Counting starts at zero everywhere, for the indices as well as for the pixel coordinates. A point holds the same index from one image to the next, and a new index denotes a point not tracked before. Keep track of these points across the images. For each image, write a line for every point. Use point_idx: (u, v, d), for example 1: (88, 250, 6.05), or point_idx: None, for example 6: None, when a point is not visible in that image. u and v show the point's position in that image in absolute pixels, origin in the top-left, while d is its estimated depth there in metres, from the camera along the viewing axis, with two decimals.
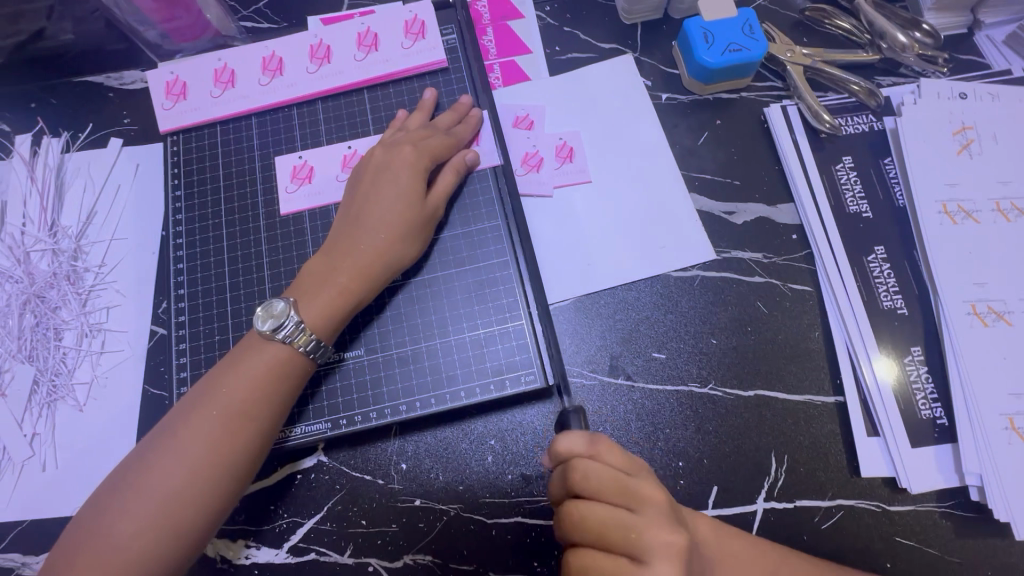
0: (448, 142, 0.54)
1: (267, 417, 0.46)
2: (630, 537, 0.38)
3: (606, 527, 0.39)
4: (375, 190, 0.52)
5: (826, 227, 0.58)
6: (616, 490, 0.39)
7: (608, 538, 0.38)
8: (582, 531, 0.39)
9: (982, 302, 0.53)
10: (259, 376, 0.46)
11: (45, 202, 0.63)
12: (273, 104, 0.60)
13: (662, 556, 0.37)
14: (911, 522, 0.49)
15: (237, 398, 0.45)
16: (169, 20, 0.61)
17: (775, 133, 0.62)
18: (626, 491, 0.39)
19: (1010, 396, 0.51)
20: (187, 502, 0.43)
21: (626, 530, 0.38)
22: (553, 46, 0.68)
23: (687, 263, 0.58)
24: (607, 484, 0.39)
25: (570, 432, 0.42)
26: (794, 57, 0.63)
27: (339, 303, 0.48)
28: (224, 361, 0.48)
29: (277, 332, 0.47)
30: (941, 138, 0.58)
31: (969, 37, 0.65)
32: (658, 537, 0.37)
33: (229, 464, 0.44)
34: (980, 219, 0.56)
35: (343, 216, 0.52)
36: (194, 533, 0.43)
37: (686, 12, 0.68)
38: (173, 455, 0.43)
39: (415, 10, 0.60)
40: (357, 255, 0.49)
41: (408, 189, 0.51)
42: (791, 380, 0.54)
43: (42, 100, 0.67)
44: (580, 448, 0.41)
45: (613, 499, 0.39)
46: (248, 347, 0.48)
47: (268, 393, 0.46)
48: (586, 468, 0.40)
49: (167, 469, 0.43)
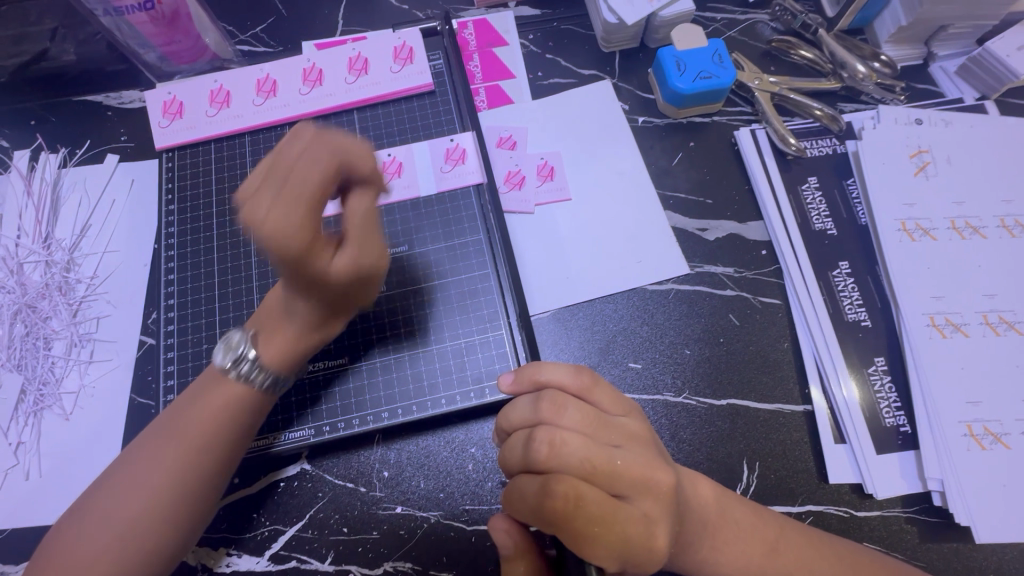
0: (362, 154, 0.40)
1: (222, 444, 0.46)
2: (616, 464, 0.38)
3: (588, 455, 0.38)
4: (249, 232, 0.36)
5: (794, 244, 0.61)
6: (596, 421, 0.41)
7: (594, 467, 0.38)
8: (562, 458, 0.38)
9: (940, 315, 0.56)
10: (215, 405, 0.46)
11: (41, 215, 0.64)
12: (266, 123, 0.62)
13: (647, 489, 0.38)
14: (877, 528, 0.51)
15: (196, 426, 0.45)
16: (168, 43, 0.64)
17: (745, 155, 0.65)
18: (608, 427, 0.41)
19: (968, 404, 0.53)
20: (154, 526, 0.43)
21: (612, 456, 0.38)
22: (536, 72, 0.72)
23: (662, 276, 0.61)
24: (589, 416, 0.41)
25: (558, 367, 0.44)
26: (762, 84, 0.67)
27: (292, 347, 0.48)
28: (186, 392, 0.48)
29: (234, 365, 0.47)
30: (899, 160, 0.62)
31: (924, 67, 0.70)
32: (645, 472, 0.38)
33: (196, 487, 0.45)
34: (936, 236, 0.59)
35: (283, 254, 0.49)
36: (164, 553, 0.44)
37: (661, 42, 0.72)
38: (138, 482, 0.44)
39: (403, 37, 0.64)
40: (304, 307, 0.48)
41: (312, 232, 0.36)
42: (762, 390, 0.56)
43: (42, 118, 0.69)
44: (568, 381, 0.43)
45: (594, 433, 0.40)
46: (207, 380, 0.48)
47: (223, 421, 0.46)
48: (567, 401, 0.41)
49: (132, 497, 0.43)
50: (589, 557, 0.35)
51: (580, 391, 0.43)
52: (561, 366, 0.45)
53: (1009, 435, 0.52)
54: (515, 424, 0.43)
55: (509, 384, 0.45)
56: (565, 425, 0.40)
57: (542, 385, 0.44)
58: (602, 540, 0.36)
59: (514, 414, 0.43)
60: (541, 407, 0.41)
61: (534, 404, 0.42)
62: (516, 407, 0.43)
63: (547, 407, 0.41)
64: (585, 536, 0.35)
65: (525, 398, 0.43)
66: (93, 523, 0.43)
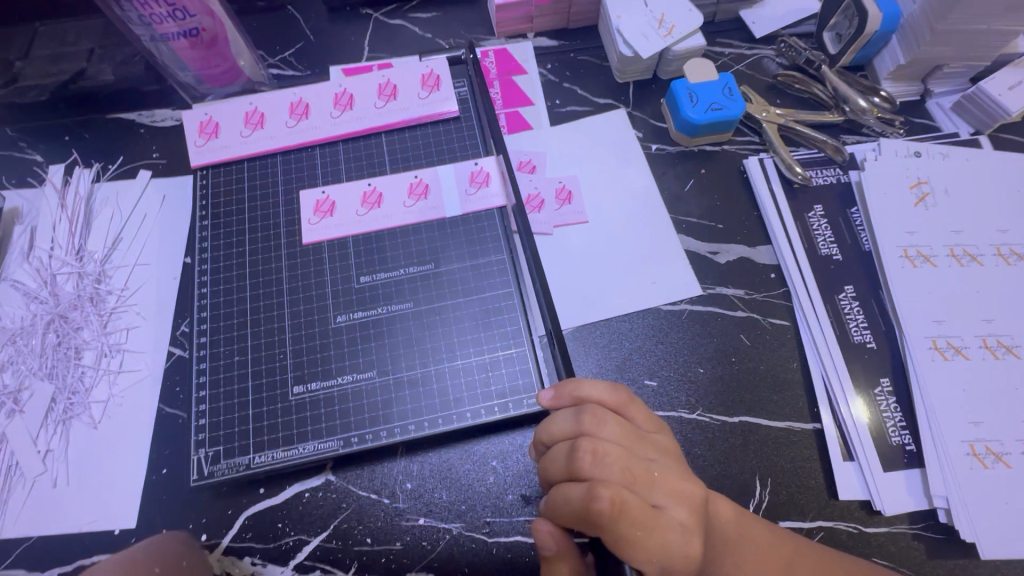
0: None
1: None
2: (653, 475, 0.41)
3: (628, 466, 0.41)
4: None
5: (801, 268, 0.64)
6: (634, 435, 0.43)
7: (635, 477, 0.40)
8: (604, 467, 0.40)
9: (942, 338, 0.59)
10: None
11: (74, 228, 0.66)
12: (298, 144, 0.65)
13: (681, 498, 0.40)
14: (886, 544, 0.53)
15: None
16: (206, 67, 0.66)
17: (754, 182, 0.68)
18: (643, 441, 0.43)
19: (970, 424, 0.55)
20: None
21: (650, 468, 0.41)
22: (554, 100, 0.75)
23: (676, 297, 0.63)
24: (627, 429, 0.43)
25: (595, 382, 0.46)
26: (769, 116, 0.71)
27: None
28: None
29: None
30: (900, 190, 0.65)
31: (921, 103, 0.74)
32: (679, 485, 0.41)
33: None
34: (936, 263, 0.62)
35: None
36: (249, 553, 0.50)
37: (673, 74, 0.76)
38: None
39: (431, 65, 0.67)
40: None
41: None
42: (773, 408, 0.58)
43: (76, 134, 0.72)
44: (606, 397, 0.45)
45: (631, 446, 0.42)
46: None
47: None
48: (607, 415, 0.43)
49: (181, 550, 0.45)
50: (630, 560, 0.38)
51: (617, 407, 0.45)
52: (599, 382, 0.46)
53: (1009, 455, 0.54)
54: (556, 437, 0.44)
55: (548, 400, 0.47)
56: (605, 437, 0.42)
57: (581, 399, 0.45)
58: (641, 545, 0.38)
59: (554, 427, 0.45)
60: (582, 419, 0.43)
61: (575, 416, 0.43)
62: (557, 420, 0.44)
63: (587, 420, 0.43)
64: (627, 540, 0.38)
65: (564, 412, 0.44)
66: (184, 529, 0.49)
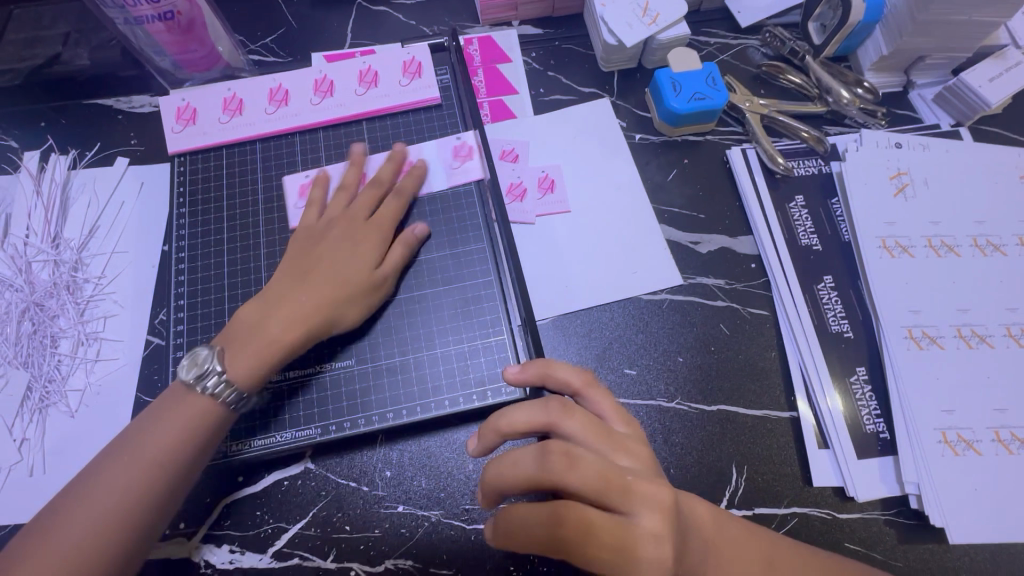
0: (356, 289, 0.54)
1: (177, 472, 0.48)
2: (627, 480, 0.40)
3: (601, 471, 0.40)
4: (298, 287, 0.54)
5: (782, 258, 0.64)
6: (604, 433, 0.43)
7: (608, 483, 0.39)
8: (576, 474, 0.40)
9: (917, 328, 0.59)
10: (179, 430, 0.49)
11: (50, 216, 0.65)
12: (277, 131, 0.64)
13: (656, 504, 0.39)
14: (858, 529, 0.54)
15: (156, 449, 0.48)
16: (183, 52, 0.65)
17: (736, 172, 0.69)
18: (612, 436, 0.43)
19: (943, 413, 0.56)
20: (159, 478, 0.47)
21: (624, 474, 0.40)
22: (538, 88, 0.75)
23: (657, 287, 0.63)
24: (596, 427, 0.43)
25: (567, 367, 0.48)
26: (753, 106, 0.71)
27: (266, 355, 0.51)
28: (155, 409, 0.51)
29: (200, 381, 0.50)
30: (880, 181, 0.66)
31: (903, 95, 0.74)
32: (654, 487, 0.40)
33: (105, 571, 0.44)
34: (914, 253, 0.62)
35: (256, 303, 0.54)
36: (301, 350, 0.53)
37: (657, 63, 0.75)
38: (55, 539, 0.44)
39: (412, 52, 0.67)
40: (295, 319, 0.52)
41: (332, 283, 0.53)
42: (750, 397, 0.59)
43: (53, 120, 0.70)
44: (575, 381, 0.47)
45: (602, 444, 0.42)
46: (176, 400, 0.50)
47: (177, 455, 0.48)
48: (576, 408, 0.44)
49: (125, 471, 0.47)
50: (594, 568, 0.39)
51: (580, 391, 0.46)
52: (572, 368, 0.48)
53: (980, 443, 0.55)
54: (520, 428, 0.44)
55: (515, 374, 0.49)
56: (575, 435, 0.43)
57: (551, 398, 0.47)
58: (608, 560, 0.38)
59: (521, 418, 0.44)
60: (553, 411, 0.44)
61: (545, 408, 0.44)
62: (522, 410, 0.45)
63: (558, 410, 0.44)
64: (592, 555, 0.39)
65: (533, 404, 0.44)
66: (228, 351, 0.52)
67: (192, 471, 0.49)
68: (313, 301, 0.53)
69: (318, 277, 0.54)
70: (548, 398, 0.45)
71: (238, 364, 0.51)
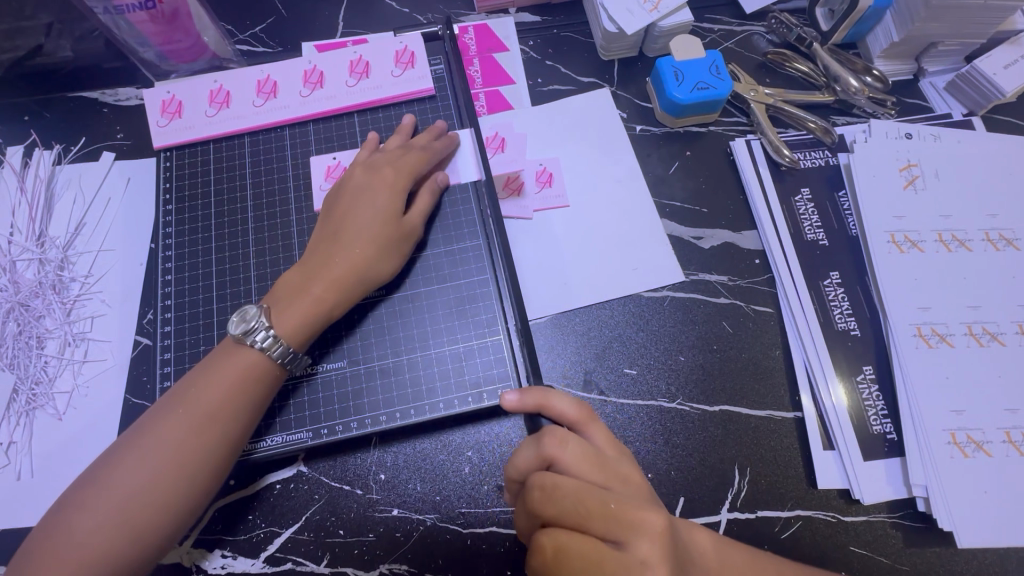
0: (398, 227, 0.54)
1: (232, 425, 0.47)
2: (610, 506, 0.38)
3: (581, 499, 0.39)
4: (342, 226, 0.53)
5: (787, 253, 0.62)
6: (596, 460, 0.41)
7: (586, 511, 0.38)
8: (556, 503, 0.39)
9: (926, 325, 0.57)
10: (231, 382, 0.47)
11: (34, 213, 0.64)
12: (266, 124, 0.62)
13: (644, 532, 0.37)
14: (863, 533, 0.52)
15: (208, 403, 0.46)
16: (168, 42, 0.63)
17: (740, 165, 0.66)
18: (602, 464, 0.42)
19: (952, 413, 0.54)
20: (207, 436, 0.46)
21: (606, 499, 0.38)
22: (536, 78, 0.72)
23: (658, 284, 0.62)
24: (586, 454, 0.41)
25: (564, 396, 0.46)
26: (757, 96, 0.68)
27: (311, 312, 0.50)
28: (202, 365, 0.49)
29: (247, 336, 0.48)
30: (889, 173, 0.63)
31: (914, 83, 0.72)
32: (638, 514, 0.38)
33: (154, 529, 0.44)
34: (924, 248, 0.60)
35: (317, 241, 0.54)
36: (342, 309, 0.52)
37: (659, 51, 0.73)
38: (109, 492, 0.43)
39: (405, 41, 0.64)
40: (334, 267, 0.51)
41: (384, 211, 0.54)
42: (754, 397, 0.57)
43: (36, 113, 0.68)
44: (571, 413, 0.44)
45: (590, 473, 0.41)
46: (225, 353, 0.49)
47: (232, 406, 0.47)
48: (569, 435, 0.42)
49: (174, 428, 0.45)
50: None
51: (576, 423, 0.44)
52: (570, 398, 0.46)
53: (990, 444, 0.53)
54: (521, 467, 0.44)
55: (513, 401, 0.46)
56: (566, 463, 0.41)
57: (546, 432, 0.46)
58: None
59: (521, 458, 0.44)
60: (542, 444, 0.42)
61: (536, 443, 0.43)
62: (520, 452, 0.44)
63: (550, 442, 0.42)
64: None
65: (528, 442, 0.44)
66: (275, 308, 0.50)
67: (247, 431, 0.48)
68: (352, 257, 0.52)
69: (350, 231, 0.53)
70: (544, 428, 0.44)
71: (286, 322, 0.49)
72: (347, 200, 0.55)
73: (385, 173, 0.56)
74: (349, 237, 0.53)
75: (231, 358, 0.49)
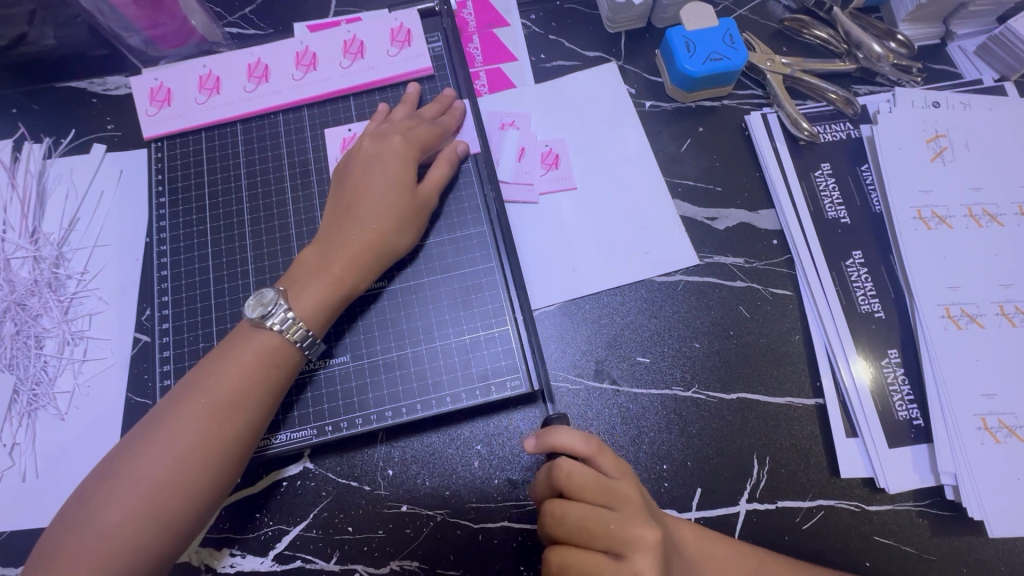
0: (413, 201, 0.52)
1: (254, 411, 0.45)
2: (611, 528, 0.38)
3: (583, 521, 0.39)
4: (354, 199, 0.52)
5: (806, 233, 0.59)
6: (601, 483, 0.40)
7: (590, 532, 0.38)
8: (563, 528, 0.39)
9: (956, 305, 0.55)
10: (249, 366, 0.46)
11: (26, 209, 0.62)
12: (257, 111, 0.60)
13: (644, 552, 0.37)
14: (888, 522, 0.50)
15: (227, 389, 0.45)
16: (153, 26, 0.61)
17: (755, 141, 0.63)
18: (606, 488, 0.40)
19: (983, 397, 0.52)
20: (228, 426, 0.44)
21: (607, 520, 0.38)
22: (539, 54, 0.69)
23: (671, 268, 0.59)
24: (590, 479, 0.40)
25: (568, 430, 0.42)
26: (774, 66, 0.65)
27: (329, 293, 0.49)
28: (217, 350, 0.48)
29: (266, 319, 0.47)
30: (914, 146, 0.60)
31: (942, 47, 0.67)
32: (638, 533, 0.37)
33: (180, 519, 0.43)
34: (953, 224, 0.57)
35: (332, 215, 0.52)
36: (362, 287, 0.51)
37: (669, 21, 0.69)
38: (130, 484, 0.42)
39: (400, 17, 0.61)
40: (350, 245, 0.50)
41: (397, 183, 0.52)
42: (773, 383, 0.55)
43: (24, 106, 0.66)
44: (575, 442, 0.41)
45: (595, 497, 0.39)
46: (241, 336, 0.48)
47: (252, 392, 0.45)
48: (575, 467, 0.40)
49: (195, 418, 0.44)
50: None
51: (587, 455, 0.41)
52: (576, 431, 0.42)
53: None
54: (537, 491, 0.44)
55: (531, 446, 0.43)
56: (573, 485, 0.40)
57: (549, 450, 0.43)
58: None
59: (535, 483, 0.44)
60: (549, 471, 0.41)
61: (546, 469, 0.42)
62: (535, 477, 0.44)
63: (554, 471, 0.41)
64: None
65: (541, 468, 0.43)
66: (292, 289, 0.49)
67: (268, 418, 0.47)
68: (369, 232, 0.50)
69: (364, 205, 0.51)
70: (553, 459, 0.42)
71: (303, 303, 0.48)
72: (360, 171, 0.53)
73: (395, 141, 0.53)
74: (363, 211, 0.51)
75: (248, 344, 0.47)
